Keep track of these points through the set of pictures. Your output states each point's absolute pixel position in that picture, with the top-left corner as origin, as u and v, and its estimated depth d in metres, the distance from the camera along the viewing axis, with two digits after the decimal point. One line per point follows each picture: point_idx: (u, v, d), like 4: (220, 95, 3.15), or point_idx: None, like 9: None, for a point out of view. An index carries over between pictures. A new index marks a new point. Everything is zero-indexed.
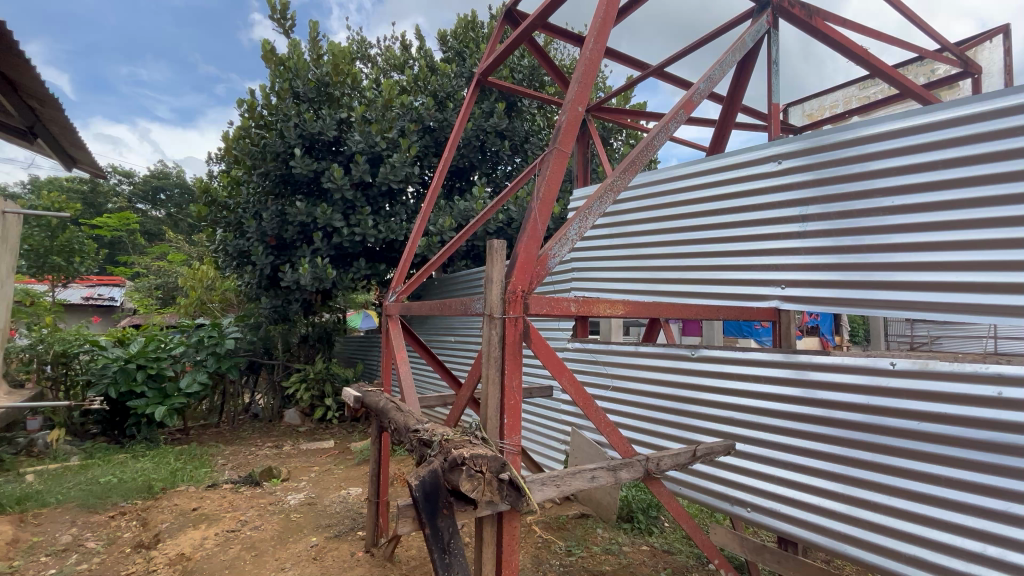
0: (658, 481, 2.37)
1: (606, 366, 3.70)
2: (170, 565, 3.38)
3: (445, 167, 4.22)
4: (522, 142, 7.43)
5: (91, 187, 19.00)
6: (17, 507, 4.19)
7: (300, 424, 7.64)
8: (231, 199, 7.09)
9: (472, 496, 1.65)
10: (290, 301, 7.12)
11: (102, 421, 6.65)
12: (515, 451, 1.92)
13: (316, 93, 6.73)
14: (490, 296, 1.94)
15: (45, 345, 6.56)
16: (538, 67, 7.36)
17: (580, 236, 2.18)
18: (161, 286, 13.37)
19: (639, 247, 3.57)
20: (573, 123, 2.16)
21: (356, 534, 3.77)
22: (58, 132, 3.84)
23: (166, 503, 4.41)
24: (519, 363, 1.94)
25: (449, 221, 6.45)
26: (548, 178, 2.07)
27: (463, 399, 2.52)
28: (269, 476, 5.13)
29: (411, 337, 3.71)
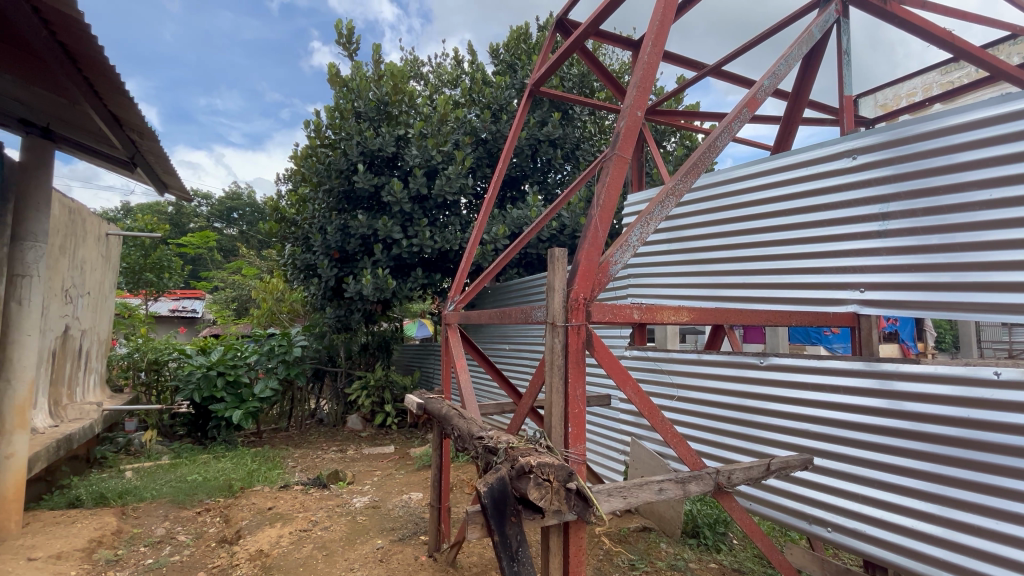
0: (729, 496, 2.27)
1: (669, 374, 3.59)
2: (251, 561, 3.61)
3: (500, 177, 4.28)
4: (573, 149, 7.45)
5: (176, 209, 20.85)
6: (120, 500, 4.62)
7: (362, 429, 7.94)
8: (299, 215, 7.55)
9: (541, 505, 1.65)
10: (352, 311, 7.48)
11: (188, 423, 7.20)
12: (581, 461, 1.91)
13: (376, 112, 7.04)
14: (552, 304, 1.95)
15: (140, 353, 7.25)
16: (589, 74, 7.37)
17: (641, 241, 2.14)
18: (236, 298, 14.41)
19: (701, 252, 3.46)
20: (633, 127, 2.14)
21: (418, 539, 3.87)
22: (154, 161, 4.21)
23: (245, 501, 4.71)
24: (582, 372, 1.93)
25: (502, 230, 6.55)
26: (608, 185, 2.06)
27: (524, 409, 2.49)
28: (336, 478, 5.37)
29: (469, 346, 3.76)
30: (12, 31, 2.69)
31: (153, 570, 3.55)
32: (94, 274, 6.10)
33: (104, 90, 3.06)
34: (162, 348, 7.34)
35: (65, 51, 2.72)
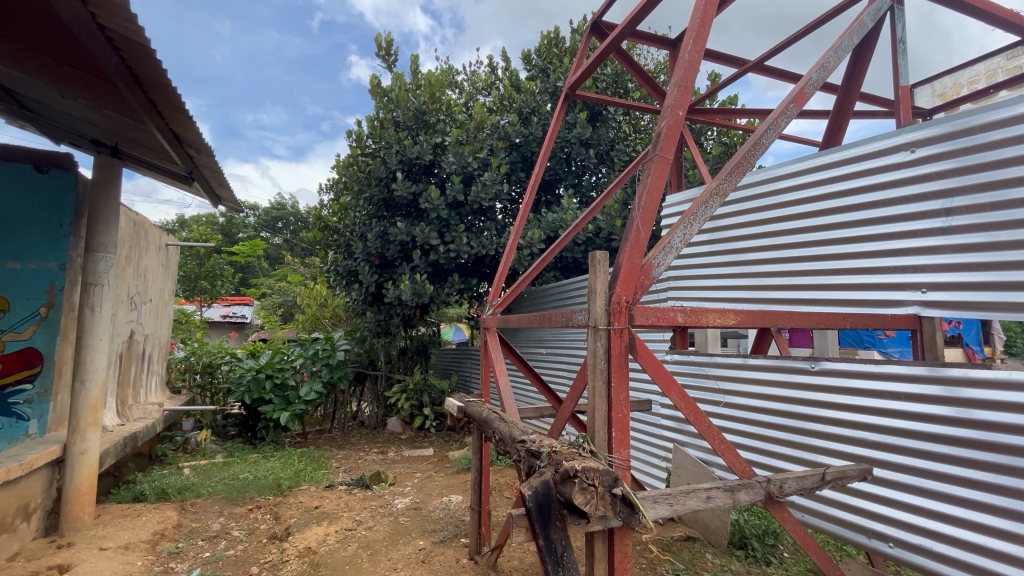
0: (781, 506, 2.18)
1: (715, 380, 3.48)
2: (300, 557, 3.74)
3: (536, 182, 4.27)
4: (608, 150, 7.38)
5: (227, 219, 21.98)
6: (179, 495, 4.89)
7: (401, 432, 8.12)
8: (341, 223, 7.81)
9: (586, 510, 1.63)
10: (391, 315, 7.67)
11: (239, 424, 7.54)
12: (625, 466, 1.88)
13: (414, 120, 7.21)
14: (594, 307, 1.94)
15: (196, 356, 7.67)
16: (623, 74, 7.30)
17: (685, 243, 2.10)
18: (282, 303, 15.04)
19: (746, 253, 3.35)
20: (674, 127, 2.10)
21: (459, 541, 3.91)
22: (210, 175, 4.45)
23: (294, 499, 4.89)
24: (625, 376, 1.91)
25: (538, 234, 6.57)
26: (649, 186, 2.04)
27: (565, 413, 2.47)
28: (378, 480, 5.48)
29: (508, 350, 3.78)
30: (87, 59, 2.91)
31: (210, 562, 3.74)
32: (155, 282, 6.51)
33: (166, 110, 3.26)
34: (215, 352, 7.73)
35: (133, 75, 2.91)
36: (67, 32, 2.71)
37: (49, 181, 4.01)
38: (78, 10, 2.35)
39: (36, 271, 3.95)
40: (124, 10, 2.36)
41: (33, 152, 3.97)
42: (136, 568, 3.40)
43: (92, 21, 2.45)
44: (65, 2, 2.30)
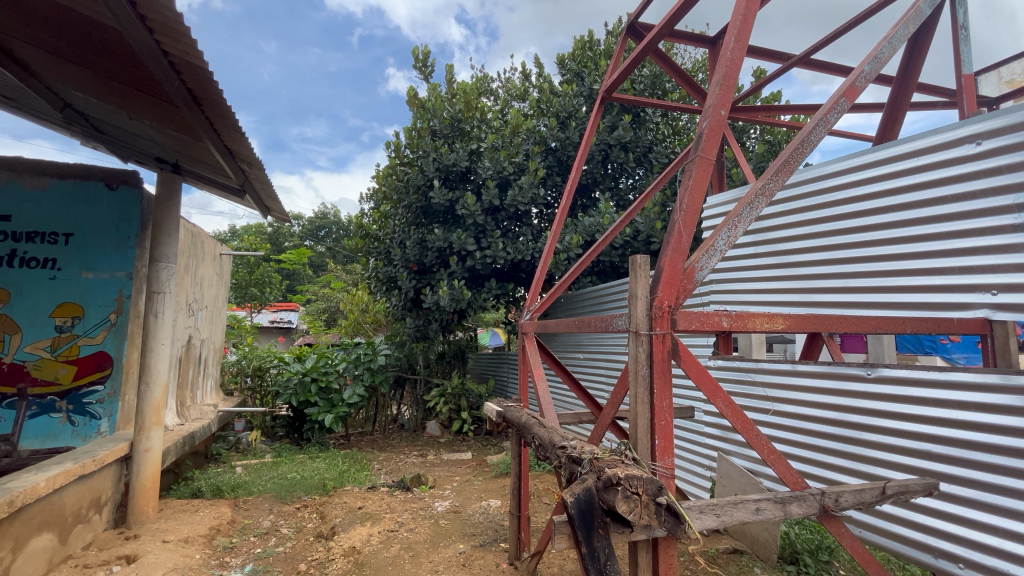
0: (837, 521, 2.07)
1: (762, 387, 3.35)
2: (346, 556, 3.85)
3: (573, 187, 4.26)
4: (645, 151, 7.27)
5: (274, 229, 22.98)
6: (232, 493, 5.13)
7: (440, 436, 8.25)
8: (381, 231, 8.03)
9: (630, 518, 1.60)
10: (430, 320, 7.80)
11: (287, 425, 7.84)
12: (669, 475, 1.84)
13: (450, 129, 7.34)
14: (635, 312, 1.92)
15: (247, 360, 8.04)
16: (660, 74, 7.18)
17: (729, 245, 2.04)
18: (326, 309, 15.58)
19: (795, 254, 3.22)
20: (716, 127, 2.06)
21: (499, 546, 3.92)
22: (260, 187, 4.67)
23: (338, 500, 5.04)
24: (668, 382, 1.88)
25: (575, 238, 6.55)
26: (691, 188, 2.00)
27: (606, 420, 2.44)
28: (418, 482, 5.57)
29: (546, 355, 3.76)
30: (151, 82, 3.11)
31: (262, 558, 3.90)
32: (211, 290, 6.89)
33: (222, 128, 3.43)
34: (265, 356, 8.08)
35: (193, 96, 3.09)
36: (135, 59, 2.91)
37: (117, 197, 4.30)
38: (145, 38, 2.53)
39: (107, 281, 4.26)
40: (186, 36, 2.52)
41: (103, 171, 4.28)
42: (195, 561, 3.59)
43: (156, 48, 2.63)
44: (133, 32, 2.48)
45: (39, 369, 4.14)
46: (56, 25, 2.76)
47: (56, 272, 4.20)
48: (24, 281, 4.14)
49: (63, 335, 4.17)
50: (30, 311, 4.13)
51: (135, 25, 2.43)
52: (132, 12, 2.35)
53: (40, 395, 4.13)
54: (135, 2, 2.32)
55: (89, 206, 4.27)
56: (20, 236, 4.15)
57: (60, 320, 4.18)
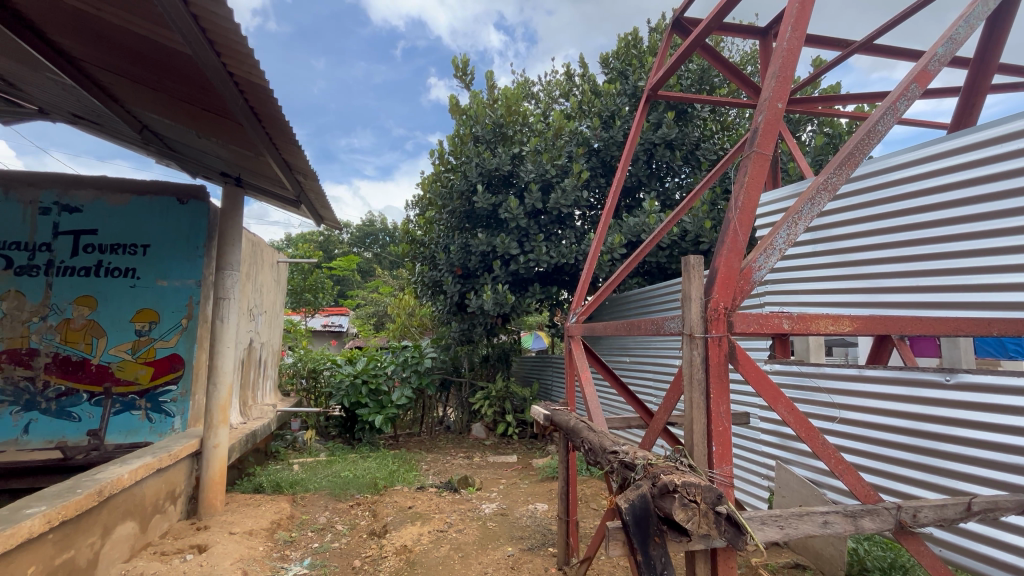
0: (915, 538, 1.92)
1: (827, 393, 3.18)
2: (397, 554, 3.94)
3: (618, 188, 4.19)
4: (692, 149, 7.06)
5: (326, 237, 23.96)
6: (291, 489, 5.37)
7: (485, 438, 8.33)
8: (427, 237, 8.22)
9: (688, 527, 1.56)
10: (474, 324, 7.89)
11: (339, 425, 8.13)
12: (728, 483, 1.77)
13: (493, 134, 7.44)
14: (689, 315, 1.87)
15: (303, 362, 8.42)
16: (708, 69, 6.96)
17: (789, 244, 1.95)
18: (374, 313, 16.07)
19: (860, 252, 3.03)
20: (773, 121, 1.98)
21: (547, 550, 3.90)
22: (314, 197, 4.89)
23: (389, 499, 5.18)
24: (726, 387, 1.81)
25: (619, 239, 6.46)
26: (747, 185, 1.93)
27: (658, 426, 2.37)
28: (466, 484, 5.62)
29: (593, 359, 3.72)
30: (218, 103, 3.32)
31: (320, 553, 4.06)
32: (269, 296, 7.28)
33: (280, 143, 3.63)
34: (318, 359, 8.43)
35: (255, 114, 3.27)
36: (204, 83, 3.12)
37: (188, 211, 4.64)
38: (214, 62, 2.71)
39: (179, 288, 4.60)
40: (249, 57, 2.67)
41: (175, 186, 4.62)
42: (259, 553, 3.79)
43: (224, 70, 2.81)
44: (204, 57, 2.66)
45: (122, 370, 4.47)
46: (135, 54, 3.00)
47: (136, 280, 4.55)
48: (108, 289, 4.51)
49: (142, 338, 4.51)
50: (113, 316, 4.50)
51: (206, 50, 2.61)
52: (202, 37, 2.52)
53: (123, 394, 4.45)
54: (205, 28, 2.49)
55: (162, 219, 4.61)
56: (105, 248, 4.54)
57: (139, 325, 4.52)
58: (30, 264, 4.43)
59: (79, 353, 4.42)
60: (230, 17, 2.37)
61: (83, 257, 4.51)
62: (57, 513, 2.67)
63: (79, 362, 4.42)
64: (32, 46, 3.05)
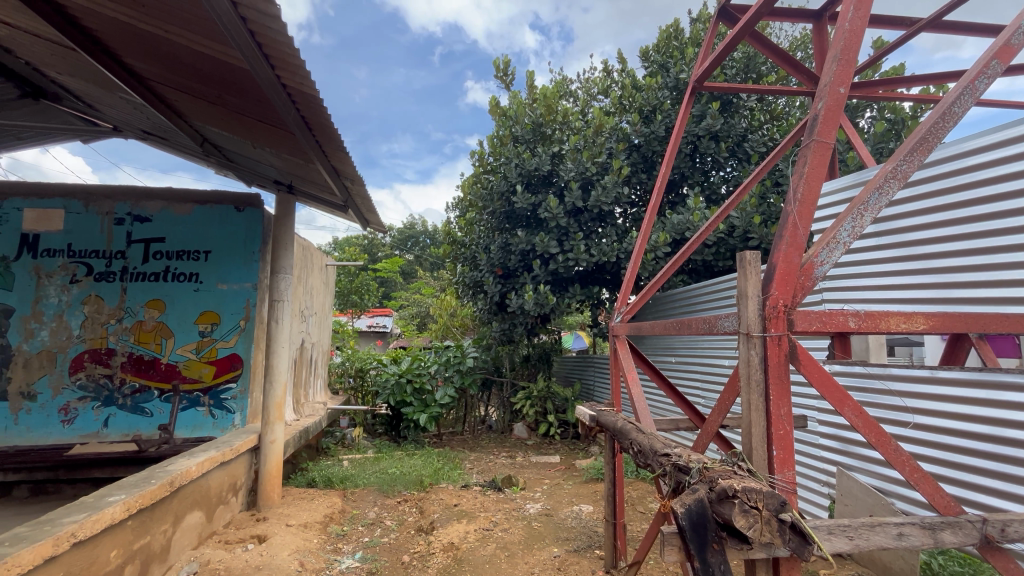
0: (1004, 555, 1.77)
1: (898, 396, 2.97)
2: (445, 551, 4.00)
3: (663, 183, 4.09)
4: (739, 141, 6.79)
5: (370, 240, 24.70)
6: (341, 484, 5.56)
7: (528, 438, 8.34)
8: (468, 238, 8.32)
9: (749, 534, 1.49)
10: (515, 324, 7.90)
11: (386, 423, 8.35)
12: (791, 489, 1.68)
13: (532, 134, 7.46)
14: (745, 312, 1.79)
15: (350, 362, 8.70)
16: (755, 56, 6.68)
17: (855, 237, 1.83)
18: (417, 313, 16.40)
19: (933, 245, 2.82)
20: (835, 107, 1.87)
21: (594, 553, 3.86)
22: (360, 202, 5.04)
23: (435, 496, 5.27)
24: (787, 389, 1.73)
25: (663, 236, 6.29)
26: (807, 176, 1.83)
27: (712, 428, 2.29)
28: (510, 484, 5.64)
29: (640, 359, 3.64)
30: (272, 115, 3.48)
31: (370, 547, 4.18)
32: (319, 298, 7.57)
33: (329, 150, 3.76)
34: (365, 358, 8.68)
35: (306, 123, 3.41)
36: (260, 96, 3.27)
37: (244, 219, 4.90)
38: (270, 74, 2.83)
39: (237, 291, 4.85)
40: (300, 68, 2.78)
41: (233, 195, 4.88)
42: (314, 545, 3.95)
43: (278, 82, 2.93)
44: (260, 70, 2.79)
45: (187, 369, 4.77)
46: (198, 72, 3.19)
47: (199, 285, 4.84)
48: (175, 293, 4.82)
49: (205, 338, 4.79)
50: (180, 318, 4.80)
51: (262, 64, 2.73)
52: (259, 51, 2.64)
53: (188, 391, 4.74)
54: (261, 43, 2.61)
55: (222, 226, 4.88)
56: (172, 255, 4.85)
57: (203, 326, 4.80)
58: (108, 270, 4.78)
59: (150, 352, 4.75)
60: (283, 31, 2.47)
61: (153, 263, 4.83)
62: (135, 501, 2.88)
63: (151, 361, 4.74)
64: (109, 69, 3.31)
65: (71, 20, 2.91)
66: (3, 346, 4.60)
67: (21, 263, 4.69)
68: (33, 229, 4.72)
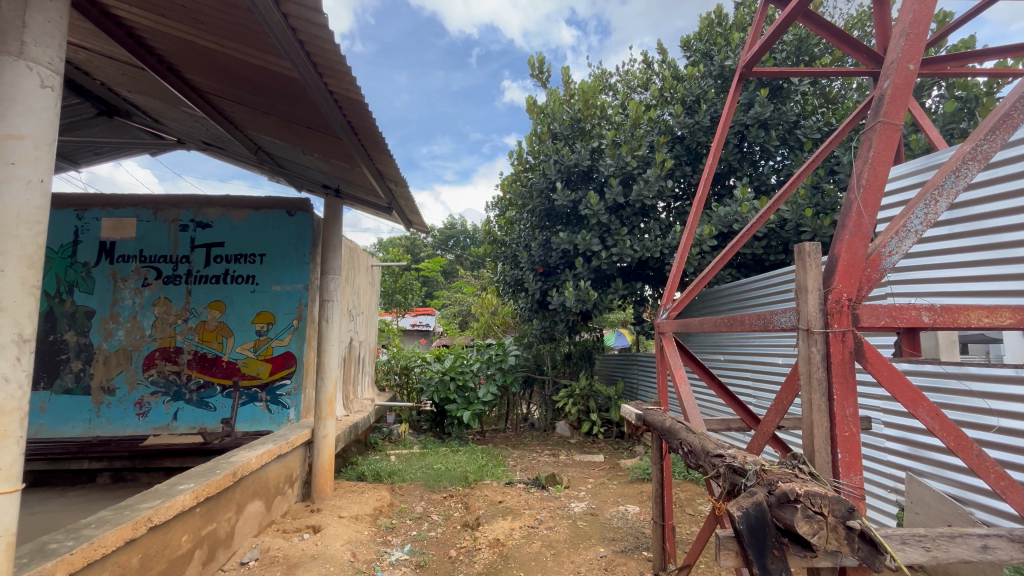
0: None
1: (979, 398, 2.73)
2: (491, 547, 4.03)
3: (710, 175, 3.94)
4: (791, 128, 6.46)
5: (411, 240, 25.27)
6: (390, 478, 5.71)
7: (570, 436, 8.29)
8: (508, 237, 8.37)
9: (814, 541, 1.41)
10: (556, 322, 7.84)
11: (430, 419, 8.51)
12: (858, 495, 1.57)
13: (571, 129, 7.40)
14: (805, 308, 1.70)
15: (395, 360, 8.91)
16: (807, 37, 6.34)
17: (929, 224, 1.69)
18: (459, 312, 16.62)
19: (1018, 233, 2.58)
20: (903, 86, 1.74)
21: (642, 554, 3.79)
22: (404, 203, 5.15)
23: (480, 493, 5.33)
24: (852, 388, 1.63)
25: (708, 230, 6.08)
26: (872, 160, 1.72)
27: (768, 429, 2.18)
28: (553, 482, 5.62)
29: (688, 357, 3.52)
30: (320, 121, 3.60)
31: (418, 540, 4.27)
32: (365, 298, 7.81)
33: (374, 153, 3.86)
34: (409, 356, 8.87)
35: (352, 128, 3.51)
36: (308, 104, 3.39)
37: (296, 222, 5.12)
38: (318, 82, 2.94)
39: (290, 292, 5.08)
40: (346, 75, 2.86)
41: (285, 200, 5.11)
42: (365, 536, 4.08)
43: (325, 89, 3.04)
44: (309, 78, 2.90)
45: (246, 366, 5.03)
46: (252, 83, 3.35)
47: (255, 286, 5.10)
48: (234, 294, 5.10)
49: (262, 337, 5.05)
50: (239, 318, 5.07)
51: (311, 72, 2.84)
52: (308, 60, 2.74)
53: (247, 387, 5.01)
54: (310, 53, 2.72)
55: (275, 230, 5.12)
56: (231, 258, 5.13)
57: (259, 326, 5.06)
58: (174, 274, 5.11)
59: (213, 351, 5.05)
60: (332, 38, 2.55)
61: (214, 267, 5.13)
62: (203, 490, 3.06)
63: (214, 358, 5.04)
64: (173, 84, 3.53)
65: (140, 41, 3.13)
66: (86, 345, 5.01)
67: (100, 268, 5.08)
68: (109, 237, 5.11)
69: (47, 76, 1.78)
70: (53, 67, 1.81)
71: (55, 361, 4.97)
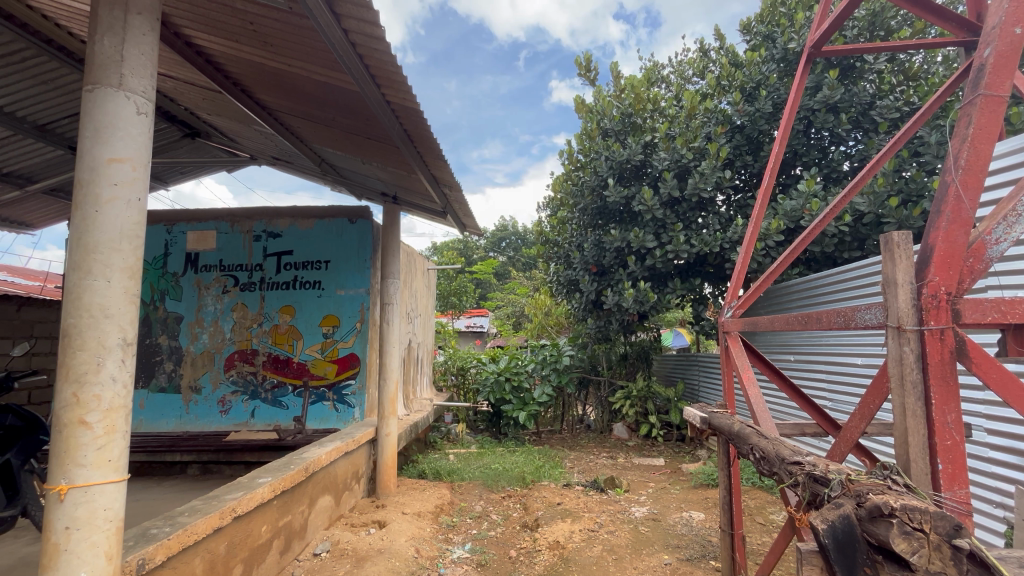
0: None
1: None
2: (551, 549, 4.01)
3: (775, 164, 3.71)
4: (864, 111, 5.99)
5: (465, 243, 25.71)
6: (449, 477, 5.83)
7: (628, 439, 8.10)
8: (561, 237, 8.32)
9: (914, 560, 1.29)
10: (611, 321, 7.69)
11: (486, 419, 8.60)
12: (965, 511, 1.41)
13: (622, 125, 7.25)
14: (894, 303, 1.54)
15: (451, 360, 9.06)
16: (883, 11, 5.84)
17: None
18: (513, 313, 16.70)
19: None
20: (1008, 53, 1.55)
21: (709, 563, 3.63)
22: (459, 207, 5.25)
23: (538, 494, 5.32)
24: (954, 392, 1.48)
25: (774, 223, 5.74)
26: (972, 138, 1.55)
27: (851, 436, 2.02)
28: (613, 485, 5.51)
29: (756, 358, 3.32)
30: (379, 132, 3.74)
31: (478, 539, 4.32)
32: (422, 301, 8.02)
33: (429, 159, 3.96)
34: (465, 357, 9.00)
35: (409, 136, 3.61)
36: (368, 115, 3.54)
37: (357, 230, 5.35)
38: (377, 93, 3.06)
39: (353, 296, 5.32)
40: (403, 84, 2.95)
41: (346, 209, 5.37)
42: (427, 533, 4.19)
43: (383, 100, 3.15)
44: (368, 91, 3.02)
45: (315, 367, 5.32)
46: (316, 99, 3.54)
47: (322, 291, 5.37)
48: (303, 298, 5.40)
49: (328, 339, 5.31)
50: (307, 321, 5.37)
51: (371, 84, 2.96)
52: (367, 73, 2.86)
53: (316, 387, 5.29)
54: (369, 66, 2.83)
55: (338, 238, 5.38)
56: (299, 265, 5.44)
57: (326, 329, 5.32)
58: (250, 281, 5.49)
59: (284, 352, 5.37)
60: (389, 50, 2.63)
61: (284, 273, 5.46)
62: (279, 483, 3.26)
63: (286, 359, 5.37)
64: (246, 104, 3.80)
65: (219, 67, 3.39)
66: (176, 347, 5.49)
67: (187, 278, 5.55)
68: (194, 248, 5.57)
69: (142, 104, 1.95)
70: (146, 95, 1.98)
71: (151, 362, 5.48)
